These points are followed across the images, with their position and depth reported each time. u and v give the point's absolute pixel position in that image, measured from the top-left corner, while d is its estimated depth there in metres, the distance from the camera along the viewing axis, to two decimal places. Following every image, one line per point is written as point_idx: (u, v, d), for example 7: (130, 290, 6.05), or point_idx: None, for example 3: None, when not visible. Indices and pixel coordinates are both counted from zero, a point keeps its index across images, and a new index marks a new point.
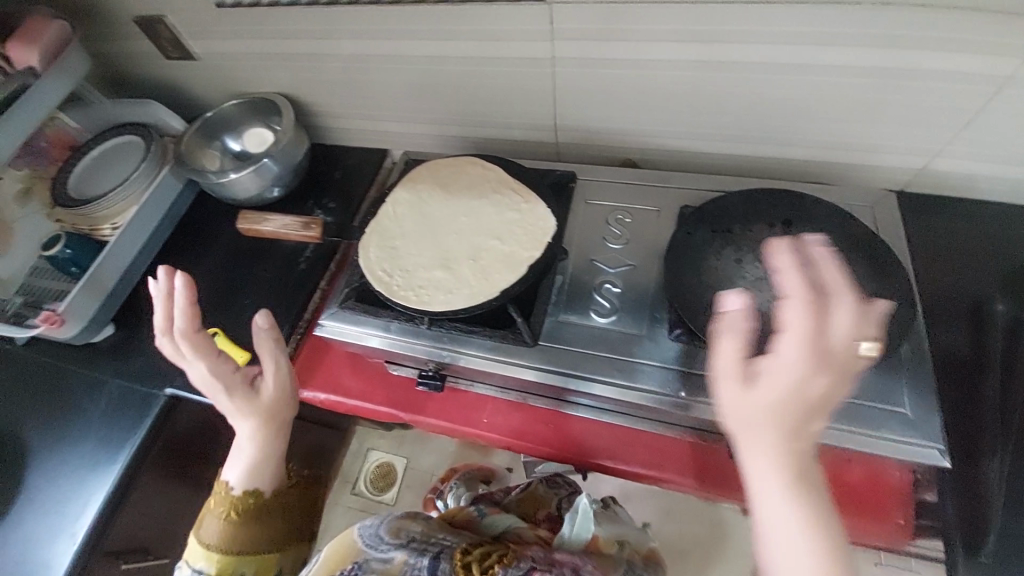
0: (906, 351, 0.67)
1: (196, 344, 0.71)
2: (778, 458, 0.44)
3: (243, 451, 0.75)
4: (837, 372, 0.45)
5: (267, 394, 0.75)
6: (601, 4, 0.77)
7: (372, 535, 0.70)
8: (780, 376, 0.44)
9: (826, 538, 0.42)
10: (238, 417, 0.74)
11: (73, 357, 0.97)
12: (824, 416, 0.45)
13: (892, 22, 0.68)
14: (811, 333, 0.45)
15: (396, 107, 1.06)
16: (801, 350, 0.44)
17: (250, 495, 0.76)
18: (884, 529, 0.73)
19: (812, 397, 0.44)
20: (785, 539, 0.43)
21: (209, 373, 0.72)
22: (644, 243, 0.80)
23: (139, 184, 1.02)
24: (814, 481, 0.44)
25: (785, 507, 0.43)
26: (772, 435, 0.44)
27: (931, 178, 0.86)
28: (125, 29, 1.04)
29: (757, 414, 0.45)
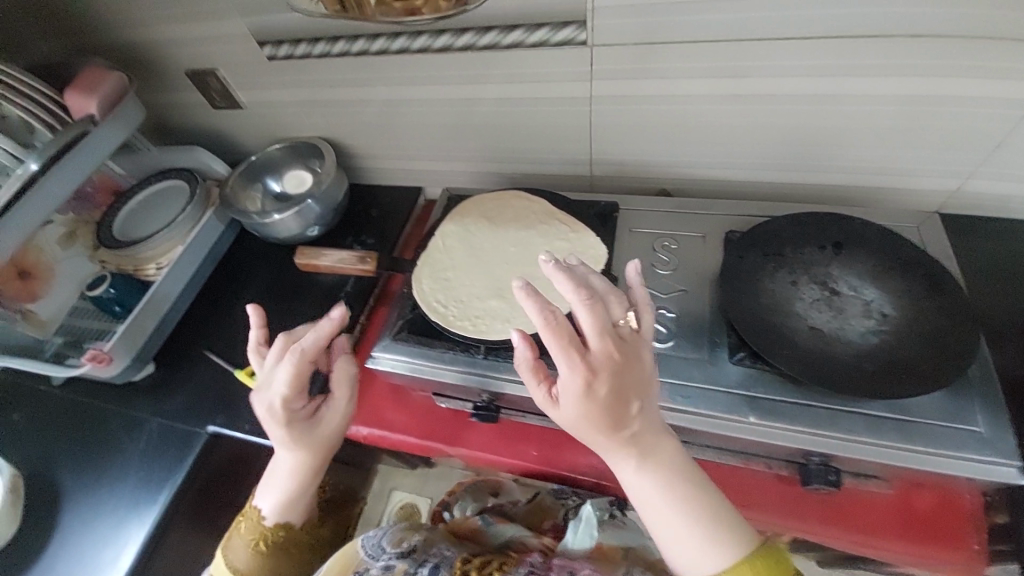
0: (975, 370, 0.66)
1: (294, 375, 0.71)
2: (617, 446, 0.56)
3: (280, 484, 0.79)
4: (603, 368, 0.53)
5: (324, 428, 0.76)
6: (638, 46, 0.81)
7: (373, 545, 0.86)
8: (573, 392, 0.53)
9: (671, 480, 0.57)
10: (288, 452, 0.76)
11: (112, 396, 0.97)
12: (632, 393, 0.54)
13: (924, 53, 0.72)
14: (575, 346, 0.52)
15: (433, 148, 1.09)
16: (568, 364, 0.52)
17: (280, 527, 0.81)
18: (959, 558, 0.69)
19: (602, 394, 0.53)
20: (649, 494, 0.57)
21: (290, 402, 0.73)
22: (693, 268, 0.82)
23: (186, 225, 1.04)
24: (652, 444, 0.57)
25: (639, 473, 0.57)
26: (600, 435, 0.55)
27: (966, 200, 0.88)
28: (177, 82, 1.09)
29: (577, 424, 0.55)
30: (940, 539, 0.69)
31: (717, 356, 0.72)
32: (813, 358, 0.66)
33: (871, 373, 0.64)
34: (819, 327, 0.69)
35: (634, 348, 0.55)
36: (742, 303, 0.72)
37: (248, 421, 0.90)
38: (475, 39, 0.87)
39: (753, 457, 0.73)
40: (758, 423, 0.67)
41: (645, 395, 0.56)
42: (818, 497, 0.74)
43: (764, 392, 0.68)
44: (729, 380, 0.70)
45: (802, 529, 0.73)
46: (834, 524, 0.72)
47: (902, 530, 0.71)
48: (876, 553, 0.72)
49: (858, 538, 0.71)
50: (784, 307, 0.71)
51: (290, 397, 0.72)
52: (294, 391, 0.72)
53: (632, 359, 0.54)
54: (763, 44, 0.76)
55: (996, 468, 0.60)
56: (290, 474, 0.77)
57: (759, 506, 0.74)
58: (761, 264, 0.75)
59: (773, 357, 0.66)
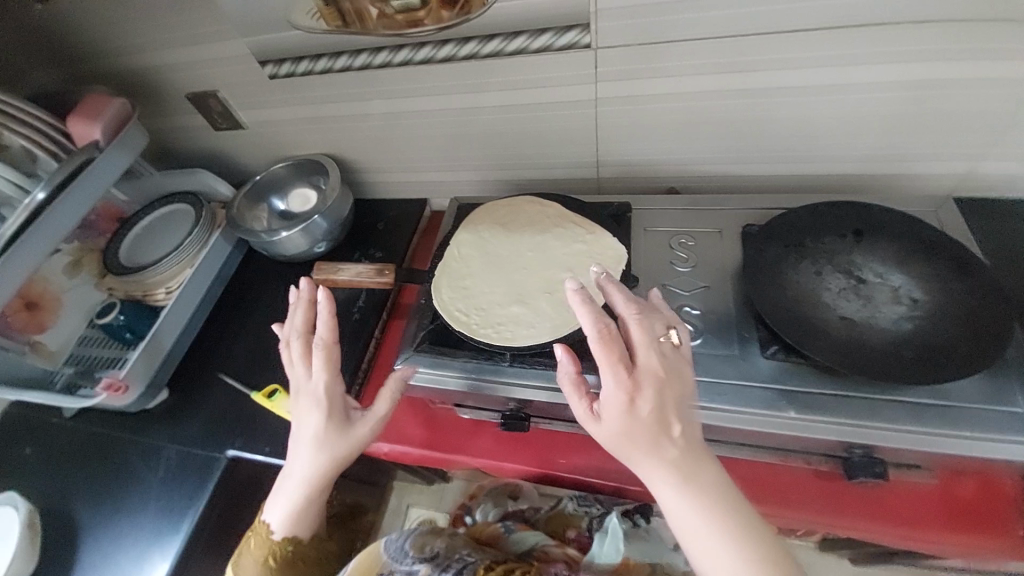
0: (1014, 353, 0.65)
1: (330, 358, 0.74)
2: (659, 471, 0.55)
3: (297, 491, 0.75)
4: (647, 380, 0.56)
5: (354, 431, 0.74)
6: (640, 45, 0.81)
7: (397, 548, 0.90)
8: (617, 405, 0.55)
9: (714, 511, 0.54)
10: (316, 450, 0.73)
11: (127, 425, 0.96)
12: (674, 413, 0.56)
13: (931, 37, 0.72)
14: (620, 355, 0.57)
15: (438, 158, 1.09)
16: (614, 376, 0.56)
17: (288, 542, 0.78)
18: (1015, 546, 0.67)
19: (642, 406, 0.55)
20: (687, 525, 0.54)
21: (326, 387, 0.74)
22: (713, 264, 0.81)
23: (194, 248, 1.03)
24: (695, 473, 0.55)
25: (681, 500, 0.54)
26: (642, 456, 0.55)
27: (980, 181, 0.87)
28: (179, 105, 1.09)
29: (619, 442, 0.55)
30: (987, 527, 0.68)
31: (749, 350, 0.71)
32: (849, 348, 0.65)
33: (910, 360, 0.63)
34: (847, 316, 0.69)
35: (677, 363, 0.58)
36: (770, 297, 0.71)
37: (266, 444, 0.88)
38: (478, 48, 0.86)
39: (791, 453, 0.72)
40: (799, 417, 0.65)
41: (687, 418, 0.57)
42: (860, 491, 0.72)
43: (801, 385, 0.67)
44: (762, 375, 0.69)
45: (846, 526, 0.71)
46: (876, 519, 0.70)
47: (946, 521, 0.69)
48: (922, 546, 0.70)
49: (902, 532, 0.69)
50: (811, 297, 0.71)
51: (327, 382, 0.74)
52: (329, 374, 0.73)
53: (676, 378, 0.57)
54: (768, 37, 0.76)
55: None
56: (313, 478, 0.74)
57: (800, 503, 0.73)
58: (783, 255, 0.75)
59: (806, 348, 0.66)
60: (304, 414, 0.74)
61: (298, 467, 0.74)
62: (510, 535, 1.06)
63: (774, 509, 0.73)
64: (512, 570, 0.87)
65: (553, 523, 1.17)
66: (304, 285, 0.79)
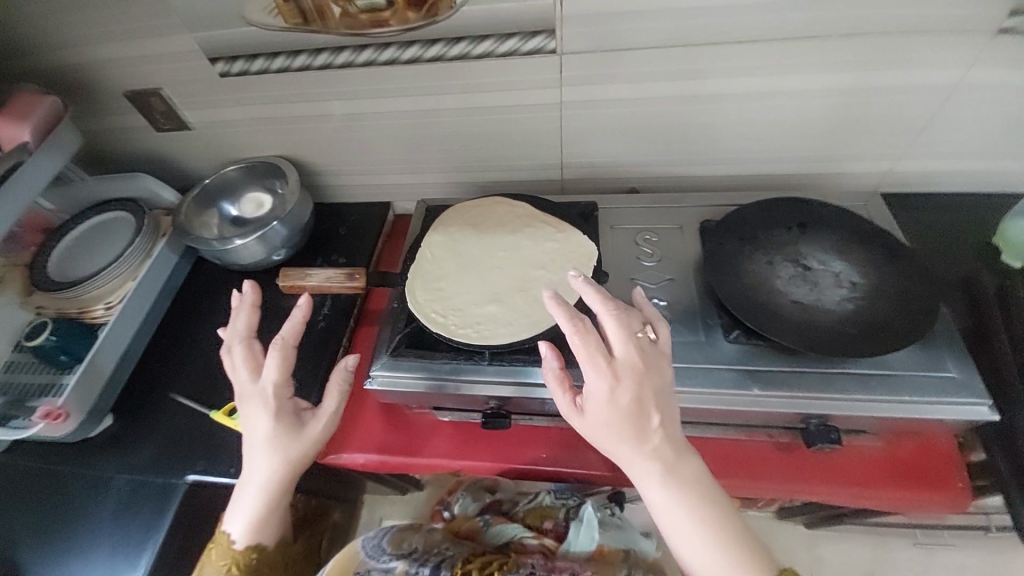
0: (941, 328, 0.75)
1: (282, 362, 0.72)
2: (640, 462, 0.58)
3: (255, 499, 0.72)
4: (627, 375, 0.58)
5: (307, 430, 0.73)
6: (595, 52, 0.84)
7: (373, 546, 0.88)
8: (597, 401, 0.58)
9: (690, 496, 0.58)
10: (270, 454, 0.71)
11: (68, 457, 0.87)
12: (654, 405, 0.58)
13: (856, 50, 0.80)
14: (599, 352, 0.58)
15: (401, 161, 1.07)
16: (593, 373, 0.58)
17: (252, 550, 0.75)
18: (953, 496, 0.77)
19: (623, 401, 0.57)
20: (665, 510, 0.58)
21: (278, 389, 0.72)
22: (677, 258, 0.86)
23: (136, 259, 0.96)
24: (676, 464, 0.58)
25: (661, 488, 0.58)
26: (622, 448, 0.58)
27: (899, 177, 0.98)
28: (115, 104, 1.01)
29: (601, 435, 0.58)
30: (926, 481, 0.78)
31: (715, 337, 0.76)
32: (803, 328, 0.72)
33: (856, 336, 0.70)
34: (798, 301, 0.75)
35: (655, 357, 0.60)
36: (732, 286, 0.76)
37: (232, 465, 0.82)
38: (444, 51, 0.86)
39: (757, 428, 0.78)
40: (762, 394, 0.71)
41: (667, 410, 0.59)
42: (824, 459, 0.80)
43: (764, 365, 0.73)
44: (727, 357, 0.74)
45: (814, 493, 0.79)
46: (836, 482, 0.79)
47: (893, 479, 0.78)
48: (875, 503, 0.79)
49: (858, 491, 0.78)
50: (766, 285, 0.77)
51: (279, 385, 0.72)
52: (281, 377, 0.72)
53: (653, 371, 0.59)
54: (718, 46, 0.81)
55: (971, 408, 0.68)
56: (270, 484, 0.72)
57: (775, 474, 0.79)
58: (740, 248, 0.81)
59: (765, 331, 0.71)
60: (254, 419, 0.72)
61: (254, 473, 0.72)
62: (487, 529, 1.08)
63: (747, 481, 0.79)
64: (489, 563, 0.87)
65: (531, 516, 1.15)
66: (245, 287, 0.76)
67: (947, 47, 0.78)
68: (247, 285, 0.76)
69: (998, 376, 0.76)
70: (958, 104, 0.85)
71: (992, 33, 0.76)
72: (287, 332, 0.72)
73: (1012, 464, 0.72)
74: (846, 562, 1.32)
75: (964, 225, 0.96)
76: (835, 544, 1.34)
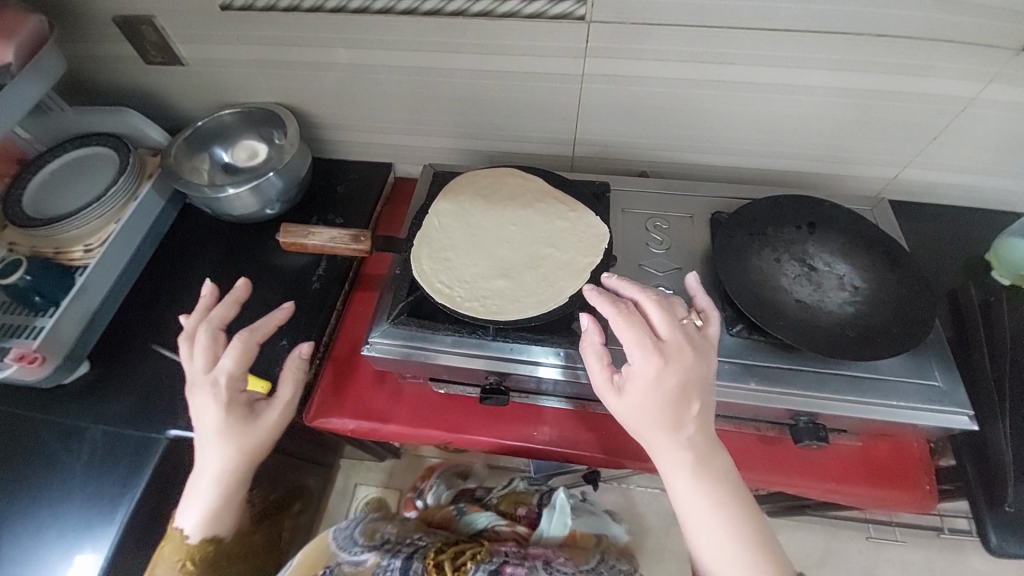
0: (932, 338, 0.77)
1: (241, 356, 0.70)
2: (672, 446, 0.60)
3: (208, 489, 0.71)
4: (673, 358, 0.60)
5: (262, 421, 0.71)
6: (623, 24, 0.80)
7: (345, 537, 0.87)
8: (641, 383, 0.60)
9: (713, 487, 0.60)
10: (223, 447, 0.69)
11: (42, 402, 0.84)
12: (695, 393, 0.60)
13: (886, 50, 0.78)
14: (648, 336, 0.61)
15: (408, 122, 1.02)
16: (642, 354, 0.60)
17: (209, 542, 0.74)
18: (919, 497, 0.81)
19: (669, 383, 0.59)
20: (691, 498, 0.60)
21: (232, 382, 0.70)
22: (685, 248, 0.86)
23: (119, 200, 0.90)
24: (705, 455, 0.61)
25: (688, 478, 0.60)
26: (658, 430, 0.60)
27: (902, 185, 1.00)
28: (101, 30, 0.93)
29: (639, 416, 0.60)
30: (899, 483, 0.82)
31: (716, 329, 0.77)
32: (804, 327, 0.73)
33: (854, 339, 0.72)
34: (802, 300, 0.76)
35: (701, 345, 0.63)
36: (739, 279, 0.77)
37: None
38: (466, 6, 0.82)
39: (744, 421, 0.81)
40: (759, 388, 0.73)
41: (705, 400, 0.61)
42: (802, 455, 0.83)
43: (760, 361, 0.74)
44: (726, 350, 0.75)
45: (790, 486, 0.82)
46: (815, 476, 0.82)
47: (866, 477, 0.82)
48: (849, 499, 0.83)
49: (835, 486, 0.82)
50: (773, 281, 0.77)
51: (235, 377, 0.70)
52: (238, 370, 0.70)
53: (698, 360, 0.61)
54: (750, 33, 0.78)
55: (950, 416, 0.71)
56: (226, 475, 0.70)
57: (758, 466, 0.82)
58: (750, 243, 0.81)
59: (768, 328, 0.72)
60: (204, 408, 0.69)
61: (207, 465, 0.70)
62: (462, 517, 1.06)
63: None
64: (461, 552, 0.84)
65: (504, 502, 1.15)
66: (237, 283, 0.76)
67: (974, 60, 0.78)
68: (238, 284, 0.76)
69: (978, 389, 0.81)
70: (975, 119, 0.86)
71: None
72: (259, 327, 0.72)
73: (979, 470, 0.77)
74: (801, 547, 1.40)
75: (956, 237, 0.99)
76: (791, 531, 1.42)
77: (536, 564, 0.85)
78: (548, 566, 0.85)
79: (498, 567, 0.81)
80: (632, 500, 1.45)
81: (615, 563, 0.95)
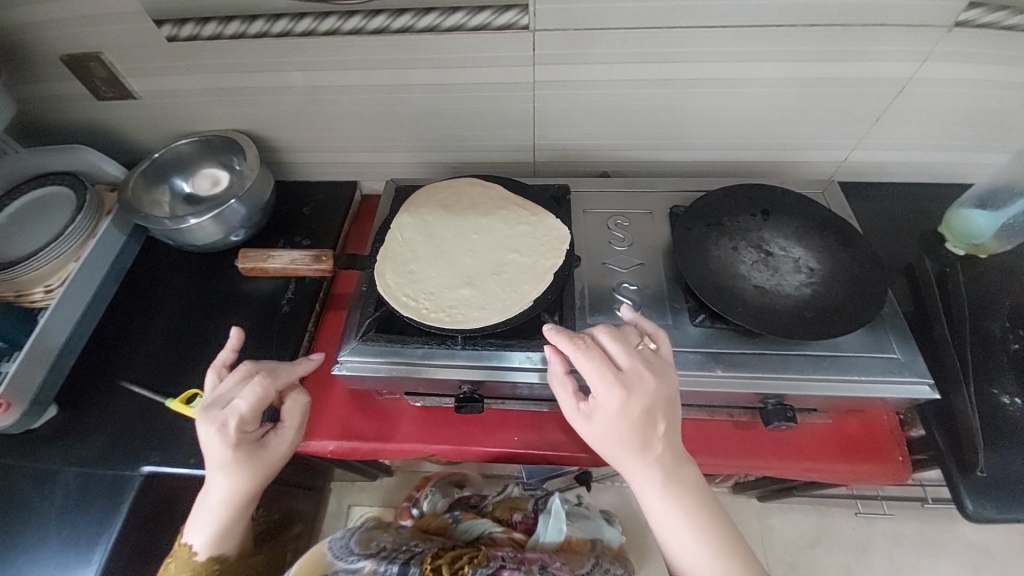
0: (887, 312, 0.80)
1: (257, 400, 0.67)
2: (644, 467, 0.62)
3: (215, 514, 0.70)
4: (635, 387, 0.61)
5: (272, 452, 0.70)
6: (567, 31, 0.82)
7: (341, 547, 0.85)
8: (607, 413, 0.61)
9: (682, 502, 0.63)
10: (226, 477, 0.67)
11: (9, 450, 0.82)
12: (659, 416, 0.61)
13: (821, 39, 0.81)
14: (608, 369, 0.62)
15: (368, 140, 1.03)
16: (604, 386, 0.61)
17: (213, 561, 0.73)
18: (891, 469, 0.83)
19: (632, 413, 0.60)
20: (664, 514, 0.63)
21: (244, 421, 0.67)
22: (646, 243, 0.88)
23: (77, 238, 0.89)
24: (675, 473, 0.63)
25: (661, 496, 0.63)
26: (628, 453, 0.61)
27: (852, 167, 1.04)
28: (49, 69, 0.92)
29: (609, 442, 0.62)
30: (873, 456, 0.84)
31: (681, 320, 0.79)
32: (764, 311, 0.75)
33: (812, 319, 0.74)
34: (761, 285, 0.78)
35: (660, 367, 0.64)
36: (700, 269, 0.78)
37: (191, 455, 0.79)
38: (412, 22, 0.82)
39: (717, 408, 0.82)
40: (725, 373, 0.74)
41: (671, 419, 0.62)
42: (775, 437, 0.85)
43: (724, 347, 0.76)
44: (692, 340, 0.77)
45: (768, 469, 0.84)
46: (791, 458, 0.84)
47: (840, 454, 0.84)
48: (825, 476, 0.84)
49: (810, 465, 0.83)
50: (730, 269, 0.79)
51: (245, 418, 0.67)
52: (251, 413, 0.67)
53: (659, 383, 0.62)
54: (690, 32, 0.81)
55: (914, 386, 0.73)
56: (232, 502, 0.69)
57: (736, 451, 0.84)
58: (707, 233, 0.83)
59: (728, 315, 0.74)
60: (206, 441, 0.66)
61: (212, 490, 0.69)
62: (459, 524, 1.06)
63: (709, 459, 0.83)
64: (459, 557, 0.85)
65: (499, 508, 1.15)
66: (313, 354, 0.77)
67: (906, 41, 0.81)
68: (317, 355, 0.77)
69: (939, 357, 0.83)
70: (913, 98, 0.89)
71: (955, 26, 0.79)
72: (283, 370, 0.71)
73: (946, 436, 0.79)
74: (792, 529, 1.43)
75: (908, 213, 1.03)
76: (782, 514, 1.45)
77: (533, 568, 0.85)
78: (545, 569, 0.86)
79: (496, 570, 0.83)
80: (628, 499, 1.46)
81: (609, 566, 0.97)
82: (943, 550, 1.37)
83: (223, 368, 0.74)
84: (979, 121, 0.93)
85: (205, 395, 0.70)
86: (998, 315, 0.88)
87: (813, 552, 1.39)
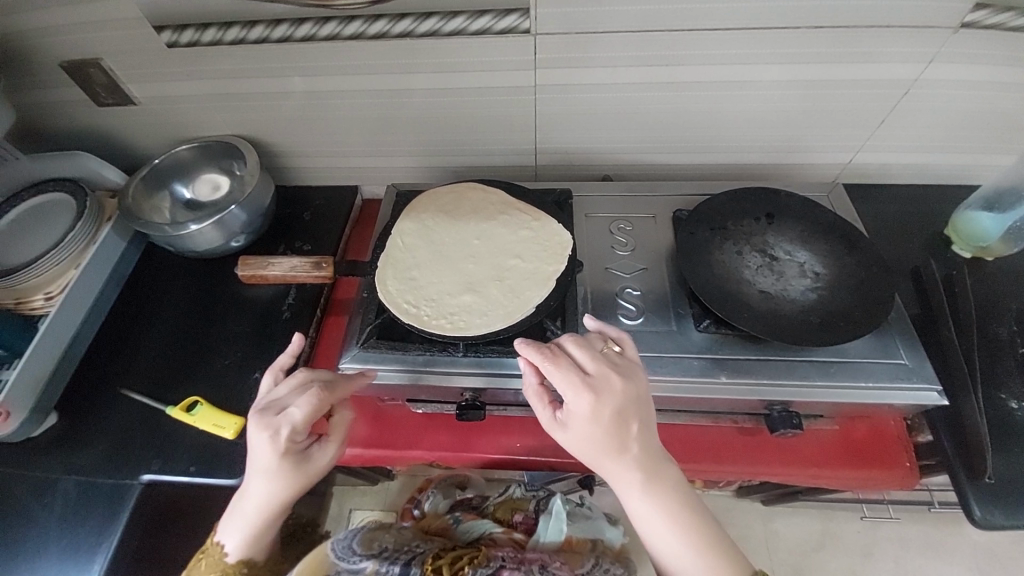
0: (894, 318, 0.79)
1: (313, 410, 0.65)
2: (623, 469, 0.61)
3: (251, 517, 0.68)
4: (604, 390, 0.60)
5: (316, 464, 0.68)
6: (569, 35, 0.81)
7: (344, 547, 0.83)
8: (580, 419, 0.60)
9: (665, 503, 0.62)
10: (268, 484, 0.66)
11: (7, 458, 0.82)
12: (632, 416, 0.60)
13: (825, 41, 0.81)
14: (576, 376, 0.61)
15: (369, 144, 1.02)
16: (573, 392, 0.60)
17: (242, 565, 0.71)
18: (897, 474, 0.82)
19: (603, 417, 0.59)
20: (648, 516, 0.62)
21: (295, 431, 0.65)
22: (649, 247, 0.87)
23: (77, 245, 0.89)
24: (655, 474, 0.62)
25: (642, 498, 0.62)
26: (606, 458, 0.61)
27: (857, 169, 1.03)
28: (49, 75, 0.92)
29: (586, 448, 0.61)
30: (878, 461, 0.83)
31: (684, 326, 0.78)
32: (769, 317, 0.74)
33: (816, 325, 0.73)
34: (766, 290, 0.77)
35: (627, 368, 0.63)
36: (703, 274, 0.78)
37: (190, 462, 0.79)
38: (413, 27, 0.82)
39: (721, 414, 0.81)
40: (730, 380, 0.73)
41: (644, 418, 0.62)
42: (779, 443, 0.84)
43: (730, 353, 0.75)
44: (695, 346, 0.76)
45: (773, 475, 0.83)
46: (796, 463, 0.83)
47: (846, 460, 0.83)
48: (829, 482, 0.83)
49: (816, 471, 0.82)
50: (734, 273, 0.79)
51: (298, 428, 0.65)
52: (305, 423, 0.65)
53: (628, 383, 0.61)
54: (693, 35, 0.80)
55: (922, 392, 0.72)
56: (271, 508, 0.67)
57: (740, 456, 0.83)
58: (710, 238, 0.82)
59: (732, 321, 0.73)
60: (255, 445, 0.65)
61: (252, 495, 0.67)
62: (459, 525, 1.05)
63: (712, 465, 0.82)
64: (459, 558, 0.84)
65: (500, 509, 1.15)
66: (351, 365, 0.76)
67: (912, 42, 0.80)
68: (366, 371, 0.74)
69: (948, 363, 0.82)
70: (919, 100, 0.89)
71: (961, 28, 0.78)
72: (340, 382, 0.69)
73: (956, 441, 0.77)
74: (796, 534, 1.42)
75: (913, 215, 1.02)
76: (786, 518, 1.44)
77: (533, 568, 0.84)
78: (545, 569, 0.85)
79: (496, 570, 0.82)
80: None
81: (608, 566, 0.95)
82: (950, 554, 1.36)
83: (281, 372, 0.74)
84: (985, 124, 0.92)
85: (261, 397, 0.70)
86: (1004, 317, 0.88)
87: (818, 557, 1.38)
